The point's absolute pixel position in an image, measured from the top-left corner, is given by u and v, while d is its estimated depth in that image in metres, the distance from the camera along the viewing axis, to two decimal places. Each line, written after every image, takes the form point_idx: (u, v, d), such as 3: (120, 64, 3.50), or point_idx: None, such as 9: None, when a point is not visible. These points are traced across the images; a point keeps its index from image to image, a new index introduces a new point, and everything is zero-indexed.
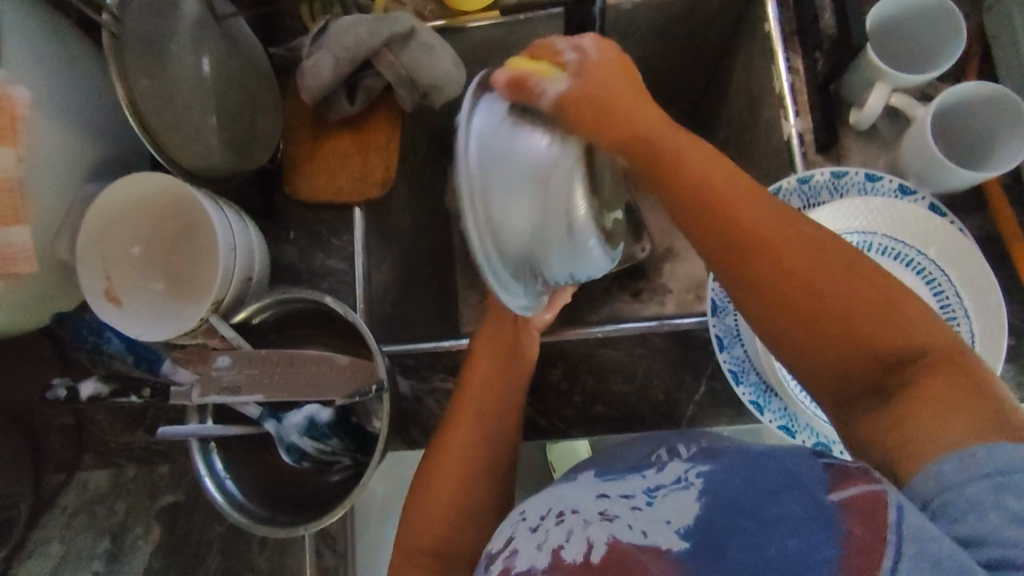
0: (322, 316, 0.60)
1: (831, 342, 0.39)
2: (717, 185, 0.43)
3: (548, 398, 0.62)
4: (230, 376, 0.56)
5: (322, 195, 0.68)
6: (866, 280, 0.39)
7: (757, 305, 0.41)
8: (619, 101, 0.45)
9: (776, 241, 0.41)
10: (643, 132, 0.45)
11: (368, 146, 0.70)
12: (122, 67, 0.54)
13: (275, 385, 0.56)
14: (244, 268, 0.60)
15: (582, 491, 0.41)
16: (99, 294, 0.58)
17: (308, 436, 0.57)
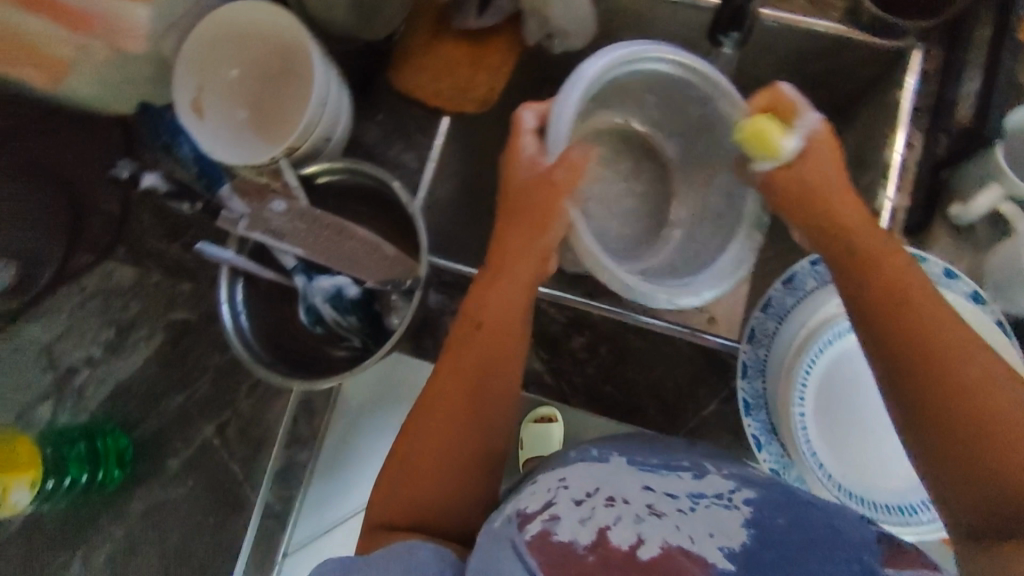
0: (380, 200, 0.61)
1: (934, 414, 0.34)
2: (864, 247, 0.41)
3: (564, 359, 0.63)
4: (278, 222, 0.57)
5: (421, 92, 0.70)
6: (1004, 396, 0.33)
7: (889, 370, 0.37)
8: (829, 171, 0.43)
9: (927, 313, 0.37)
10: (827, 200, 0.43)
11: (481, 62, 0.68)
12: None
13: (317, 240, 0.58)
14: (325, 128, 0.60)
15: (626, 480, 0.43)
16: (186, 100, 0.60)
17: (334, 305, 0.60)
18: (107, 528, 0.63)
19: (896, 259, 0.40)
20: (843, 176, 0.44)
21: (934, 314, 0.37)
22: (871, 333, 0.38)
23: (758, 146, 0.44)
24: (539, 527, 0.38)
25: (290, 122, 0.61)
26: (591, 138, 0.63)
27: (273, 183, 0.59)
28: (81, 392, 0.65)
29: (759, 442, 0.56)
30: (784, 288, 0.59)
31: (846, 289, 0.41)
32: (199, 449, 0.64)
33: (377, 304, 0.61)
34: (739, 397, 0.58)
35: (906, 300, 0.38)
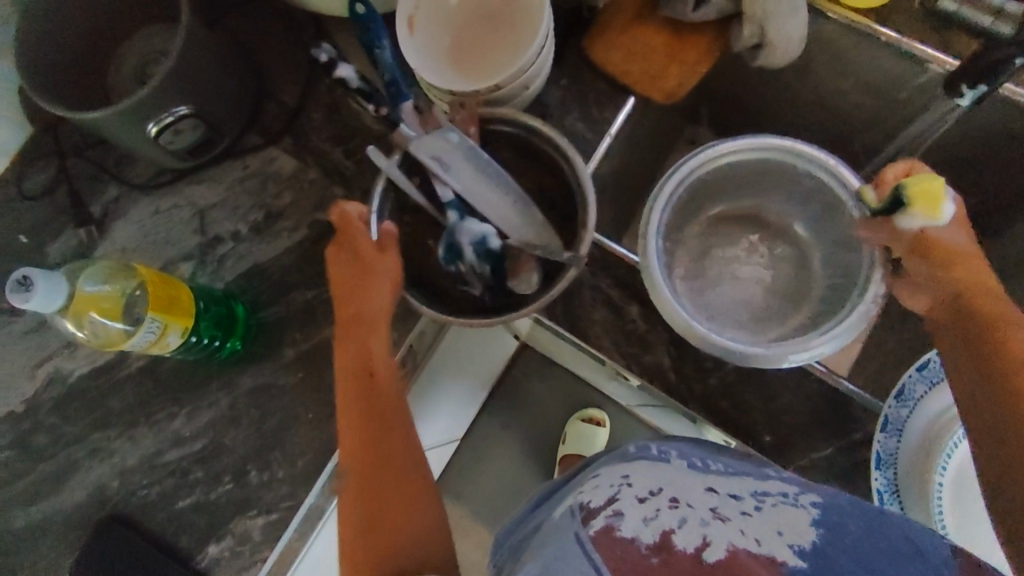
0: (547, 164, 0.61)
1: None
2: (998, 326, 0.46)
3: (690, 363, 0.62)
4: (451, 153, 0.57)
5: (611, 68, 0.70)
6: None
7: (994, 455, 0.42)
8: (960, 254, 0.50)
9: None
10: (980, 288, 0.49)
11: (677, 55, 0.68)
12: None
13: (482, 182, 0.58)
14: (526, 77, 0.60)
15: (688, 478, 0.42)
16: (403, 15, 0.61)
17: (476, 252, 0.59)
18: (213, 394, 0.65)
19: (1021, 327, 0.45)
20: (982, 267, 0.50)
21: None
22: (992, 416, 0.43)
23: (923, 204, 0.48)
24: (602, 523, 0.37)
25: (494, 62, 0.61)
26: (730, 230, 0.69)
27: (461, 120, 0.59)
28: (221, 261, 0.68)
29: (880, 496, 0.55)
30: (923, 372, 0.57)
31: (952, 366, 0.48)
32: (315, 346, 0.66)
33: (510, 262, 0.60)
34: (873, 450, 0.56)
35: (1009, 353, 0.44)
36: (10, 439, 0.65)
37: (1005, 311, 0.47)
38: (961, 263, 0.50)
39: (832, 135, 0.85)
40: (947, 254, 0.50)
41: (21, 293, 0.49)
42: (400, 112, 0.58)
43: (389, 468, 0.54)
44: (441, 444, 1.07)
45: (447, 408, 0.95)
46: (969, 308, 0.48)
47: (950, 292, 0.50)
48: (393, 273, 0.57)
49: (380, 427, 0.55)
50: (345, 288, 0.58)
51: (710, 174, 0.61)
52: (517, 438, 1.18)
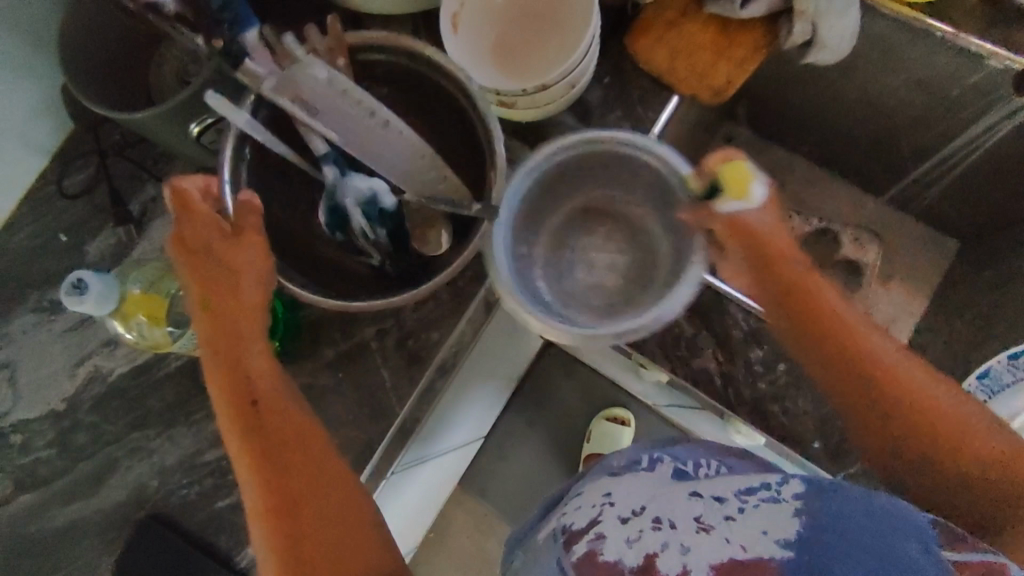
0: (444, 102, 0.61)
1: (920, 458, 0.52)
2: (851, 344, 0.52)
3: (738, 367, 0.61)
4: (320, 90, 0.55)
5: (656, 67, 0.68)
6: (963, 431, 0.51)
7: (872, 438, 0.54)
8: (804, 273, 0.53)
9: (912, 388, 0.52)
10: (826, 304, 0.53)
11: (724, 51, 0.68)
12: None
13: (365, 126, 0.57)
14: (575, 77, 0.59)
15: (676, 490, 0.46)
16: (448, 13, 0.59)
17: (365, 215, 0.58)
18: None
19: (879, 340, 0.53)
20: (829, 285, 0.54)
21: (906, 386, 0.52)
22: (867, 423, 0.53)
23: (733, 187, 0.49)
24: (588, 546, 0.44)
25: (542, 59, 0.61)
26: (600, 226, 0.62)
27: (320, 49, 0.56)
28: None
29: None
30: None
31: (841, 396, 0.53)
32: (354, 347, 0.64)
33: (406, 224, 0.60)
34: None
35: (892, 379, 0.52)
36: (52, 437, 0.65)
37: (854, 330, 0.52)
38: (761, 249, 0.53)
39: (875, 132, 0.83)
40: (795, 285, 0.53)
41: (76, 295, 0.50)
42: (246, 46, 0.54)
43: (309, 479, 0.51)
44: (469, 442, 1.07)
45: (477, 408, 0.95)
46: (818, 323, 0.53)
47: (799, 311, 0.53)
48: (260, 267, 0.51)
49: (282, 441, 0.51)
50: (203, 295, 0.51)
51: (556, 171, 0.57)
52: (543, 438, 1.17)
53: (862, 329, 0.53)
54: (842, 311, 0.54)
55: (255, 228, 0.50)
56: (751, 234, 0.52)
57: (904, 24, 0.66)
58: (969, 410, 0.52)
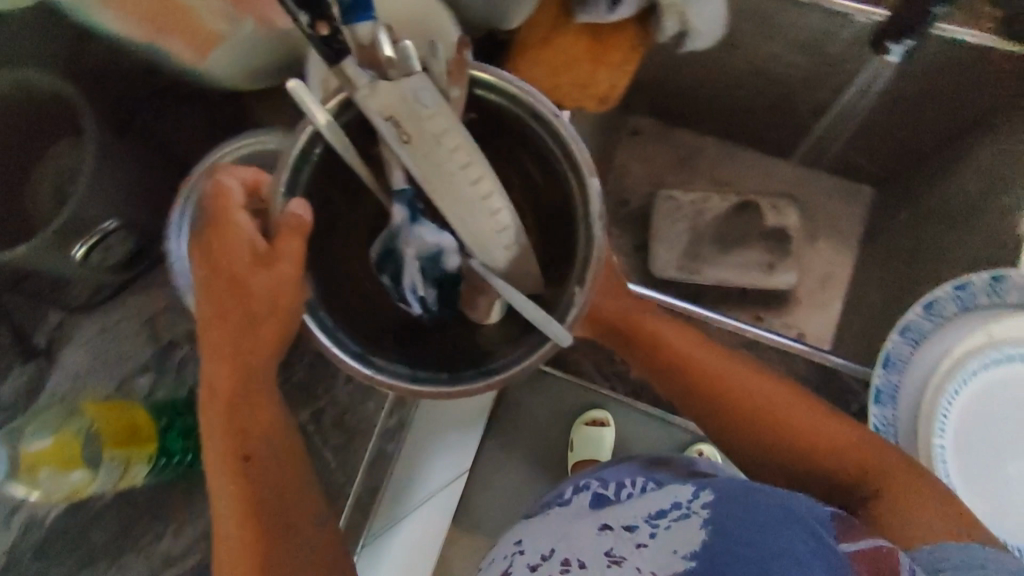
0: (545, 159, 0.51)
1: (797, 457, 0.55)
2: (699, 368, 0.59)
3: None
4: (427, 124, 0.44)
5: (540, 85, 0.69)
6: (825, 431, 0.55)
7: (752, 446, 0.57)
8: (637, 331, 0.60)
9: (780, 415, 0.56)
10: (659, 338, 0.60)
11: (602, 58, 0.67)
12: None
13: (468, 198, 0.47)
14: None
15: (585, 526, 0.49)
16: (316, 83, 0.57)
17: (423, 274, 0.52)
18: (201, 503, 0.64)
19: (687, 330, 0.61)
20: (668, 320, 0.62)
21: (804, 433, 0.55)
22: (735, 432, 0.58)
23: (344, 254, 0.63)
24: None
25: None
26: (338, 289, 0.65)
27: (444, 80, 0.45)
28: (180, 368, 0.67)
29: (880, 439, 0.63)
30: (900, 337, 0.64)
31: (737, 435, 0.57)
32: None
33: (465, 285, 0.54)
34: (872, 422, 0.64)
35: (766, 414, 0.57)
36: None
37: (666, 338, 0.60)
38: (624, 328, 0.60)
39: (772, 100, 0.83)
40: (633, 328, 0.60)
41: None
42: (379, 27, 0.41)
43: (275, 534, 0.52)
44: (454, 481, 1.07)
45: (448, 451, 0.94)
46: (640, 340, 0.60)
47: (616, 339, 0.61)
48: (296, 298, 0.47)
49: (261, 508, 0.51)
50: (218, 303, 0.47)
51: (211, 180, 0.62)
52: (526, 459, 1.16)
53: (734, 374, 0.58)
54: (734, 373, 0.59)
55: (297, 241, 0.45)
56: (608, 314, 0.59)
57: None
58: (869, 441, 0.54)
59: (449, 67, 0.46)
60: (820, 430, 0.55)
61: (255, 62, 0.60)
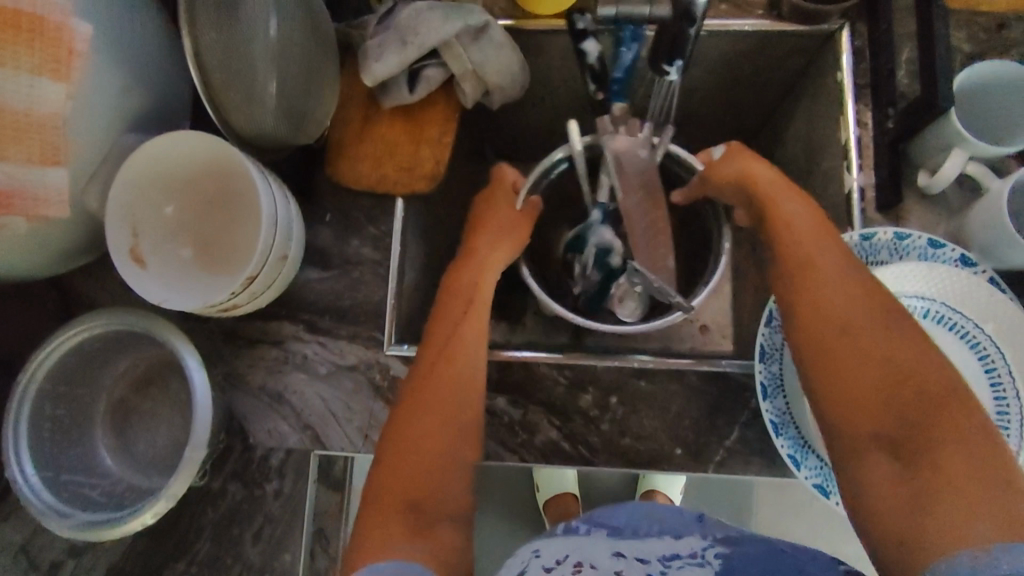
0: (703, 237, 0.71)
1: (871, 382, 0.47)
2: (810, 256, 0.55)
3: (576, 423, 0.62)
4: (634, 156, 0.62)
5: (364, 180, 0.66)
6: (911, 365, 0.47)
7: (820, 340, 0.51)
8: (770, 200, 0.59)
9: (866, 312, 0.50)
10: (792, 226, 0.57)
11: (420, 136, 0.66)
12: (191, 19, 0.50)
13: (641, 215, 0.62)
14: (280, 247, 0.59)
15: (596, 546, 0.45)
16: (124, 250, 0.56)
17: (596, 258, 0.71)
18: None
19: (815, 236, 0.56)
20: (806, 207, 0.58)
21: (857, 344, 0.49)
22: (815, 329, 0.52)
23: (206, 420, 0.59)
24: None
25: (245, 242, 0.60)
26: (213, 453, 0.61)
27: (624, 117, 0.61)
28: None
29: (796, 460, 0.56)
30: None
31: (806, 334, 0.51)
32: None
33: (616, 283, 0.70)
34: (766, 420, 0.57)
35: (836, 319, 0.50)
36: None
37: (813, 236, 0.56)
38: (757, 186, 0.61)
39: None
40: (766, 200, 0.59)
41: None
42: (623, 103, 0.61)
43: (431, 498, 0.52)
44: None
45: None
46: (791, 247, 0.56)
47: (799, 263, 0.55)
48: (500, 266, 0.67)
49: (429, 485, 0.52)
50: (482, 232, 0.68)
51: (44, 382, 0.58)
52: None
53: (833, 272, 0.53)
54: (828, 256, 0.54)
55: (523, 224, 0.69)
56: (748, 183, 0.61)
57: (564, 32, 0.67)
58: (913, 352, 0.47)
59: (617, 131, 0.61)
60: (899, 354, 0.47)
61: (54, 246, 0.57)
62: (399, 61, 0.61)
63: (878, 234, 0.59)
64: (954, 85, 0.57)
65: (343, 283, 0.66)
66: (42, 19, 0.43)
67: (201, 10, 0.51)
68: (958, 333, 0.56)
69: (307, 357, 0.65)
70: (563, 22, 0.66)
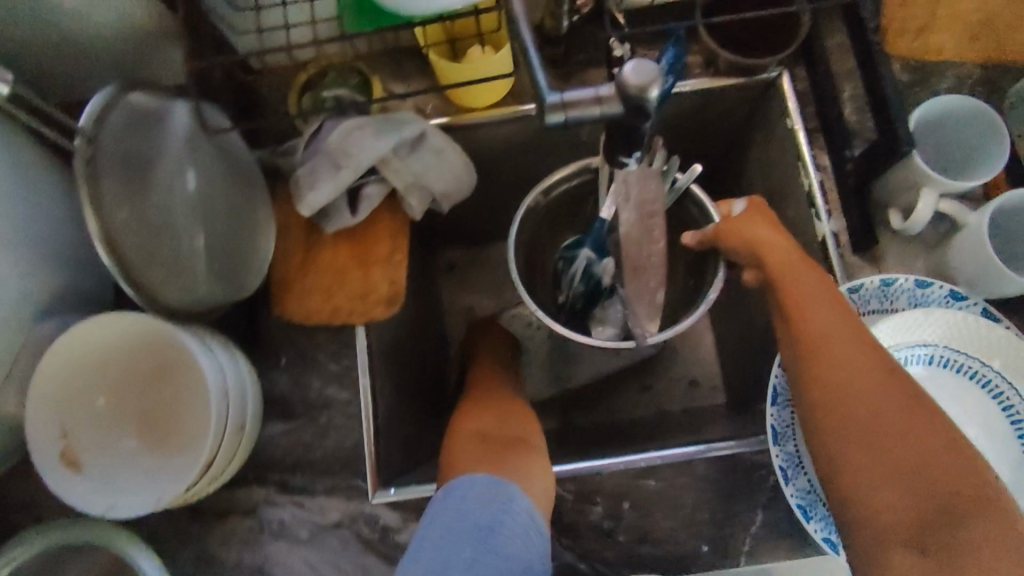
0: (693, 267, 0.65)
1: (885, 449, 0.41)
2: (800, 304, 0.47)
3: (589, 539, 0.57)
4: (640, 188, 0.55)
5: (317, 314, 0.59)
6: (925, 430, 0.41)
7: (818, 396, 0.44)
8: (760, 244, 0.50)
9: (866, 363, 0.43)
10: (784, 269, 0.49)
11: (369, 257, 0.60)
12: (96, 195, 0.44)
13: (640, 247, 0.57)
14: (236, 418, 0.52)
15: None
16: (53, 457, 0.49)
17: (584, 277, 0.66)
18: None
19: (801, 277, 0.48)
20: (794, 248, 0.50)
21: (876, 422, 0.42)
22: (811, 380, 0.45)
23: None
24: None
25: (196, 416, 0.53)
26: None
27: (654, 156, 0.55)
28: None
29: (832, 544, 0.52)
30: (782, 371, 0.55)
31: (816, 408, 0.44)
32: None
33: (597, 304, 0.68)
34: (794, 505, 0.53)
35: (833, 377, 0.44)
36: None
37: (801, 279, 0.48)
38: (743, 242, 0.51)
39: None
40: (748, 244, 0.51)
41: None
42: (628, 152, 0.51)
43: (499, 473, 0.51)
44: None
45: None
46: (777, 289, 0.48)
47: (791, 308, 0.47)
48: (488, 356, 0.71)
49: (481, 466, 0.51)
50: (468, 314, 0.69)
51: None
52: None
53: (830, 322, 0.45)
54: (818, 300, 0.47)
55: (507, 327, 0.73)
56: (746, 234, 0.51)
57: (504, 120, 0.64)
58: (928, 416, 0.41)
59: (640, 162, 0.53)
60: (912, 420, 0.41)
61: None
62: (334, 186, 0.56)
63: (865, 283, 0.56)
64: (912, 116, 0.56)
65: (311, 429, 0.60)
66: None
67: (106, 183, 0.45)
68: (967, 374, 0.54)
69: (283, 522, 0.58)
70: (502, 111, 0.63)
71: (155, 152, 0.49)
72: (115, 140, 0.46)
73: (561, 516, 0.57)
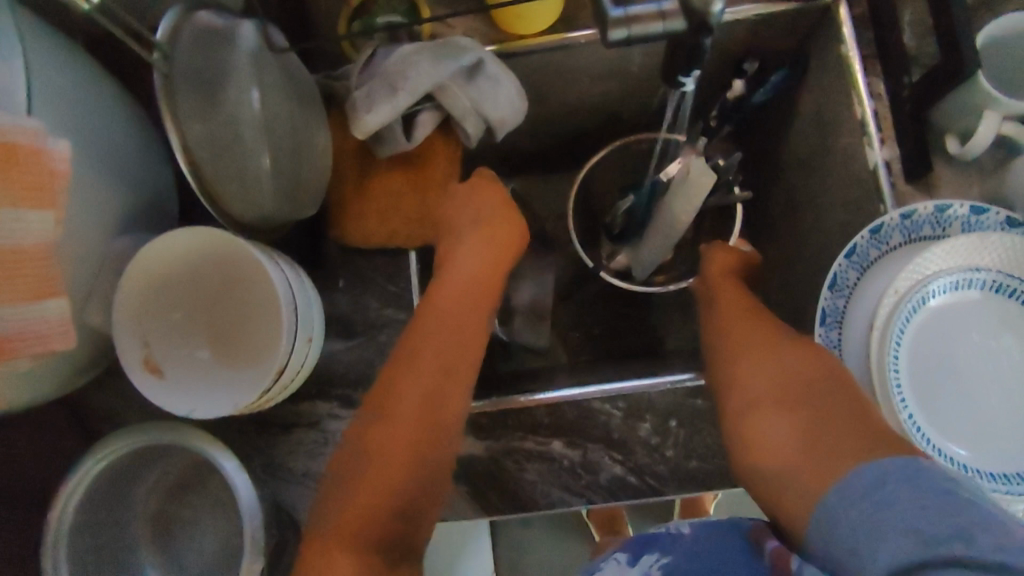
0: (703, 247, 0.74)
1: (754, 370, 0.56)
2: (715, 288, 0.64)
3: (639, 454, 0.60)
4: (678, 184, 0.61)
5: (374, 237, 0.63)
6: (790, 353, 0.55)
7: (716, 346, 0.60)
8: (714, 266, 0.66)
9: (749, 317, 0.60)
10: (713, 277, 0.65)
11: (424, 184, 0.64)
12: (176, 113, 0.47)
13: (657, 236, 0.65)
14: (304, 331, 0.55)
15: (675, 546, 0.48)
16: (137, 364, 0.52)
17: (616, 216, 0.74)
18: None
19: (724, 281, 0.65)
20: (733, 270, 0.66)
21: (742, 343, 0.58)
22: (712, 337, 0.61)
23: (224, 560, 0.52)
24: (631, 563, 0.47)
25: (266, 329, 0.56)
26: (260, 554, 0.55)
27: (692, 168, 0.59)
28: None
29: None
30: (831, 294, 0.58)
31: (713, 339, 0.61)
32: None
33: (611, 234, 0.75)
34: None
35: (725, 329, 0.60)
36: None
37: (721, 277, 0.65)
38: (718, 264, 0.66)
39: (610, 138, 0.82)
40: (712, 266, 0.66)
41: None
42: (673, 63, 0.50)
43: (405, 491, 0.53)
44: None
45: None
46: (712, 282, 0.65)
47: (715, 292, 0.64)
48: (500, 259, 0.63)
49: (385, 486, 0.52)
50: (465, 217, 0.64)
51: (80, 517, 0.54)
52: None
53: (728, 296, 0.63)
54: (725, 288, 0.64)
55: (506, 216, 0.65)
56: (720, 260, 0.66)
57: (553, 48, 0.64)
58: (795, 344, 0.55)
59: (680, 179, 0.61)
60: (780, 348, 0.56)
61: (65, 370, 0.52)
62: (391, 110, 0.57)
63: (918, 209, 0.57)
64: (979, 39, 0.56)
65: (370, 348, 0.63)
66: (16, 148, 0.40)
67: (181, 99, 0.48)
68: (1017, 298, 0.54)
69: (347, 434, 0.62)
70: (551, 39, 0.63)
71: (226, 69, 0.49)
72: (189, 56, 0.48)
73: (612, 431, 0.60)
